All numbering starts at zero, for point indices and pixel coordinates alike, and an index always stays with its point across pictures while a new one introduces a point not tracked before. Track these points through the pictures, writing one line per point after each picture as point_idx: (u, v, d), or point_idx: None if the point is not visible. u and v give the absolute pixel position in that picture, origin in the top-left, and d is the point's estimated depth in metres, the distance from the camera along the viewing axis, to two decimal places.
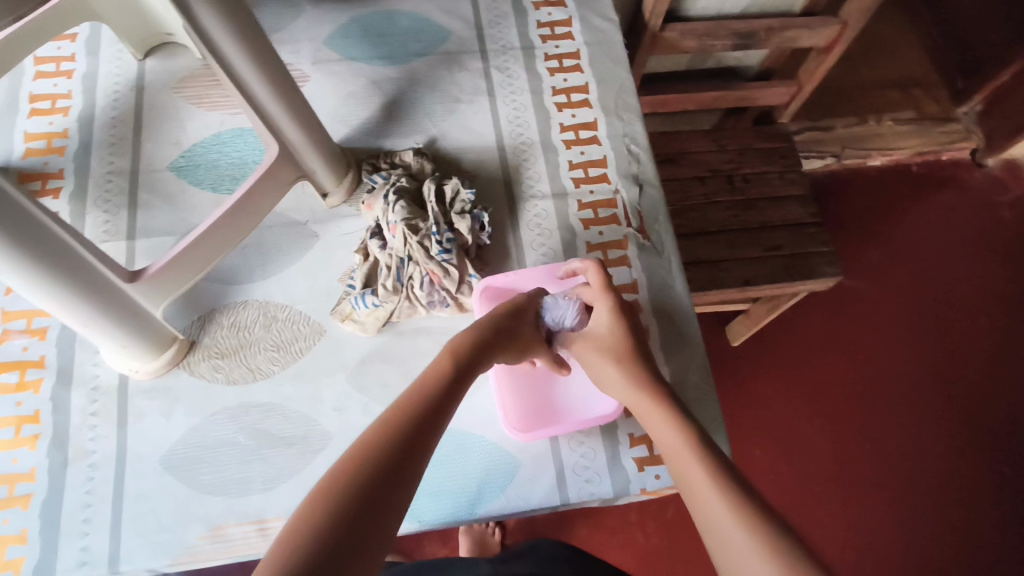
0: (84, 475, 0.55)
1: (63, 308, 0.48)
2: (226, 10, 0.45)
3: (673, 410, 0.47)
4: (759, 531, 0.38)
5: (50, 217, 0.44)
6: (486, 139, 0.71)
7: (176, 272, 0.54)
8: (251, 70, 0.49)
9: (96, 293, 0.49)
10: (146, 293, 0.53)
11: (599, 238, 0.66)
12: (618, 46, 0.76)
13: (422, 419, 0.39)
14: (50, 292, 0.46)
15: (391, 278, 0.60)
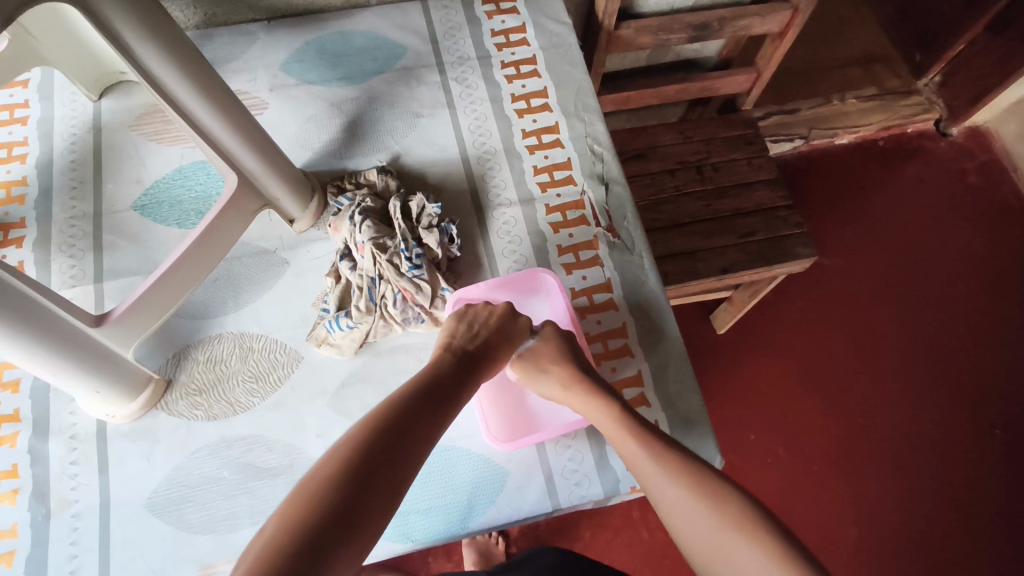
0: (68, 526, 0.54)
1: (33, 363, 0.48)
2: (169, 48, 0.45)
3: (596, 393, 0.51)
4: (692, 481, 0.43)
5: (9, 273, 0.43)
6: (450, 151, 0.71)
7: (144, 312, 0.54)
8: (204, 106, 0.49)
9: (64, 339, 0.48)
10: (115, 336, 0.53)
11: (569, 241, 0.66)
12: (573, 48, 0.77)
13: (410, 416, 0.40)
14: (20, 347, 0.45)
15: (364, 298, 0.60)
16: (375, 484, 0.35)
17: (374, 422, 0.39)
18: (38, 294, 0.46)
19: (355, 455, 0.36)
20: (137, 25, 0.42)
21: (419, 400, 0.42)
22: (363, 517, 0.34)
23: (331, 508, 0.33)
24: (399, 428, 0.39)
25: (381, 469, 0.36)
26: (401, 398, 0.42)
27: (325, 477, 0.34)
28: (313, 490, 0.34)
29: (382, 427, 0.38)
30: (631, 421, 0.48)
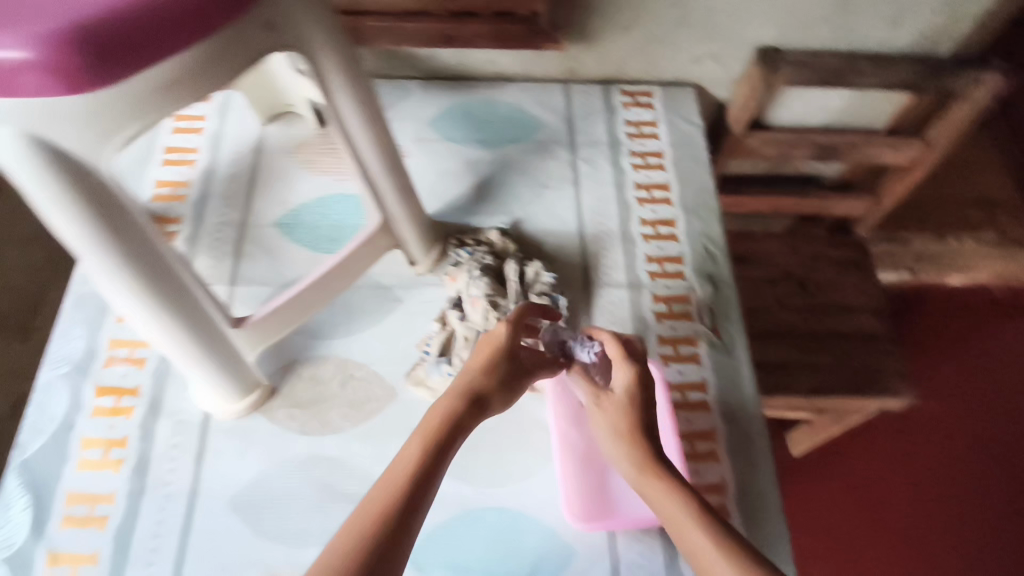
0: (158, 505, 0.58)
1: (178, 350, 0.52)
2: (363, 100, 0.49)
3: (644, 447, 0.46)
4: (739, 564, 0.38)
5: (186, 269, 0.48)
6: (568, 225, 0.74)
7: (274, 322, 0.59)
8: (375, 153, 0.54)
9: (207, 334, 0.52)
10: (246, 338, 0.58)
11: (671, 333, 0.67)
12: (701, 149, 0.80)
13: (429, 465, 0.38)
14: (173, 335, 0.50)
15: (468, 349, 0.63)
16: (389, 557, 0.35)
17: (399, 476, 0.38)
18: (197, 287, 0.50)
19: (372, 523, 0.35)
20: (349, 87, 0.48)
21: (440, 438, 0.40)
22: None
23: None
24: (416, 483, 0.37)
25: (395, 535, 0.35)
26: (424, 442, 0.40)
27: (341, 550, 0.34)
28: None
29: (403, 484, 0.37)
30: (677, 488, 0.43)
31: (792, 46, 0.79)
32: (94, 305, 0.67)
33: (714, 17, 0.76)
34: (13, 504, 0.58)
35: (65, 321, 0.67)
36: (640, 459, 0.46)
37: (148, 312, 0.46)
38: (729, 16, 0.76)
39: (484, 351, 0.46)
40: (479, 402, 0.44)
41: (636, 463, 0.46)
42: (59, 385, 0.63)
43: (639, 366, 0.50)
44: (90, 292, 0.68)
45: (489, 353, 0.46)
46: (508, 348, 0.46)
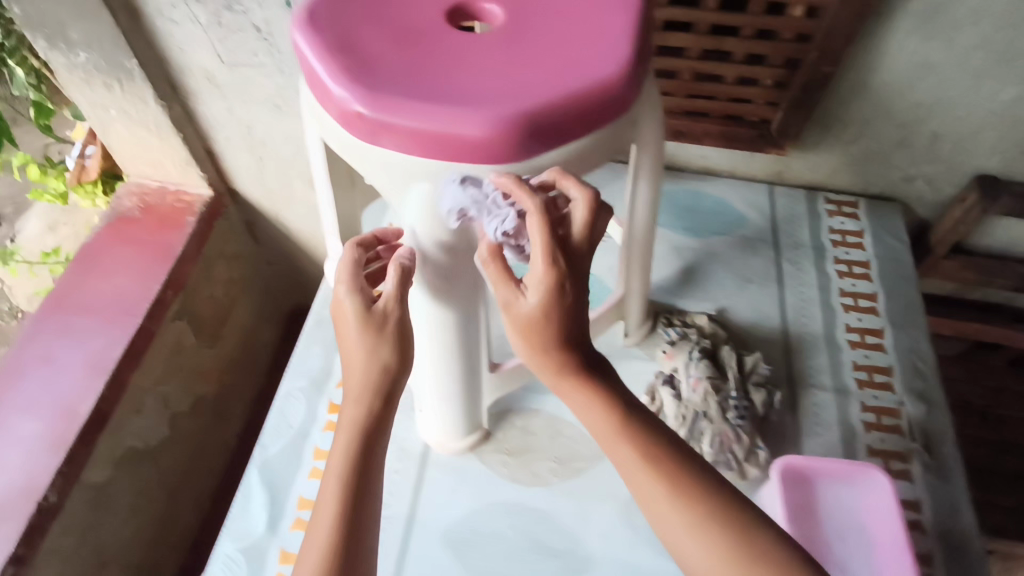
0: (378, 525, 0.62)
1: (447, 379, 0.60)
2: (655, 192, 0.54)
3: (601, 393, 0.41)
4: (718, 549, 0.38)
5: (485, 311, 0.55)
6: (772, 320, 0.76)
7: (517, 373, 0.64)
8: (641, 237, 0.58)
9: (473, 369, 0.60)
10: (493, 382, 0.63)
11: (880, 445, 0.67)
12: (908, 266, 0.81)
13: (366, 455, 0.42)
14: (453, 364, 0.58)
15: (685, 427, 0.64)
16: (357, 547, 0.40)
17: (350, 461, 0.42)
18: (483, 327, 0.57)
19: (336, 516, 0.40)
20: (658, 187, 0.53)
21: (366, 419, 0.43)
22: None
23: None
24: (361, 471, 0.42)
25: (354, 523, 0.40)
26: (357, 423, 0.43)
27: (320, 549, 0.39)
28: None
29: (355, 472, 0.41)
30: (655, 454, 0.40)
31: (1013, 178, 0.79)
32: (332, 329, 0.74)
33: (939, 142, 0.78)
34: (253, 498, 0.63)
35: (305, 337, 0.74)
36: (645, 475, 0.40)
37: (448, 338, 0.55)
38: (955, 142, 0.77)
39: (354, 352, 0.45)
40: (385, 414, 0.44)
41: (638, 474, 0.40)
42: (297, 396, 0.70)
43: (558, 273, 0.38)
44: (330, 316, 0.75)
45: (378, 352, 0.44)
46: (403, 331, 0.45)
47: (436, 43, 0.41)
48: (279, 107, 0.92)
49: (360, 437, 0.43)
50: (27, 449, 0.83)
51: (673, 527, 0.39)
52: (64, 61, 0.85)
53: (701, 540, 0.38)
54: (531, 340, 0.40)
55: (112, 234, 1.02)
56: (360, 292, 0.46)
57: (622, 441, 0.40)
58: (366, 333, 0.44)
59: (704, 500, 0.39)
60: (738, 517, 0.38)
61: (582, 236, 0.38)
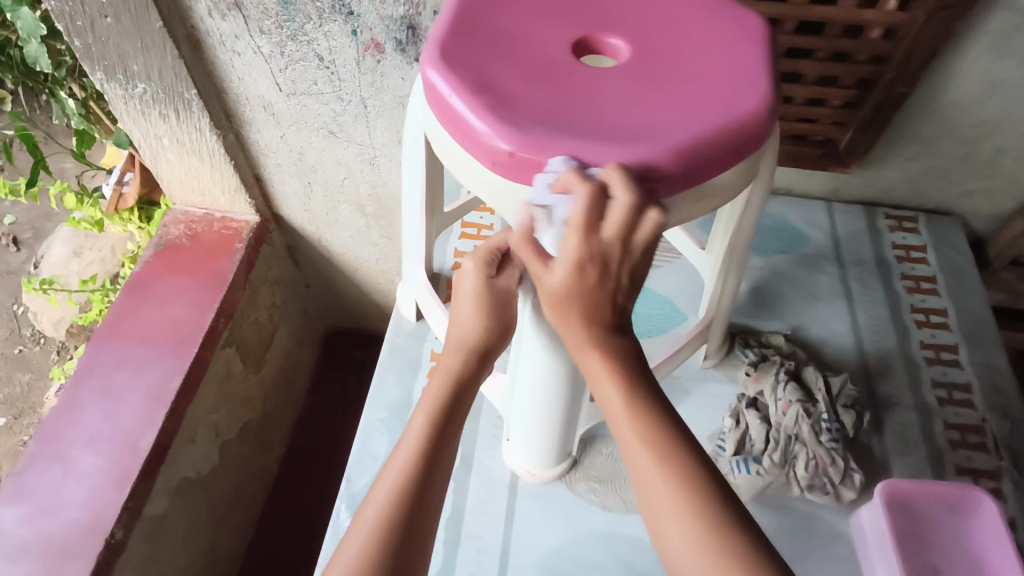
0: (472, 557, 0.61)
1: (549, 407, 0.58)
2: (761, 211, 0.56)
3: (631, 383, 0.37)
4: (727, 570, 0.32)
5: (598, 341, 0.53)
6: (846, 340, 0.76)
7: None
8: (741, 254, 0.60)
9: (576, 399, 0.58)
10: (592, 410, 0.63)
11: (968, 463, 0.67)
12: (975, 280, 0.81)
13: (450, 405, 0.44)
14: (557, 392, 0.56)
15: (779, 451, 0.63)
16: (428, 485, 0.40)
17: (438, 406, 0.43)
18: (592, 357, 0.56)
19: (416, 452, 0.41)
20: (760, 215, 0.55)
21: (463, 374, 0.45)
22: (418, 526, 0.39)
23: (401, 514, 0.38)
24: (448, 418, 0.43)
25: (434, 463, 0.41)
26: (454, 376, 0.45)
27: (395, 486, 0.39)
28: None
29: (438, 417, 0.43)
30: (672, 455, 0.36)
31: None
32: (408, 357, 0.74)
33: (1003, 158, 0.78)
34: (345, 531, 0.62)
35: (381, 367, 0.74)
36: (628, 425, 0.37)
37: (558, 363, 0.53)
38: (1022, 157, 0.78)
39: (463, 310, 0.47)
40: (475, 378, 0.46)
41: (653, 479, 0.35)
42: (379, 427, 0.69)
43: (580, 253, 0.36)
44: (404, 344, 0.75)
45: (485, 315, 0.47)
46: (510, 302, 0.48)
47: (573, 76, 0.40)
48: (333, 134, 0.91)
49: (452, 389, 0.44)
50: (92, 484, 0.82)
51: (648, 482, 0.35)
52: (120, 92, 0.84)
53: (676, 504, 0.34)
54: (566, 312, 0.38)
55: (163, 261, 0.99)
56: (485, 265, 0.48)
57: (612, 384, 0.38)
58: (481, 298, 0.47)
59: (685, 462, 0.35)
60: (714, 489, 0.34)
61: (614, 240, 0.36)
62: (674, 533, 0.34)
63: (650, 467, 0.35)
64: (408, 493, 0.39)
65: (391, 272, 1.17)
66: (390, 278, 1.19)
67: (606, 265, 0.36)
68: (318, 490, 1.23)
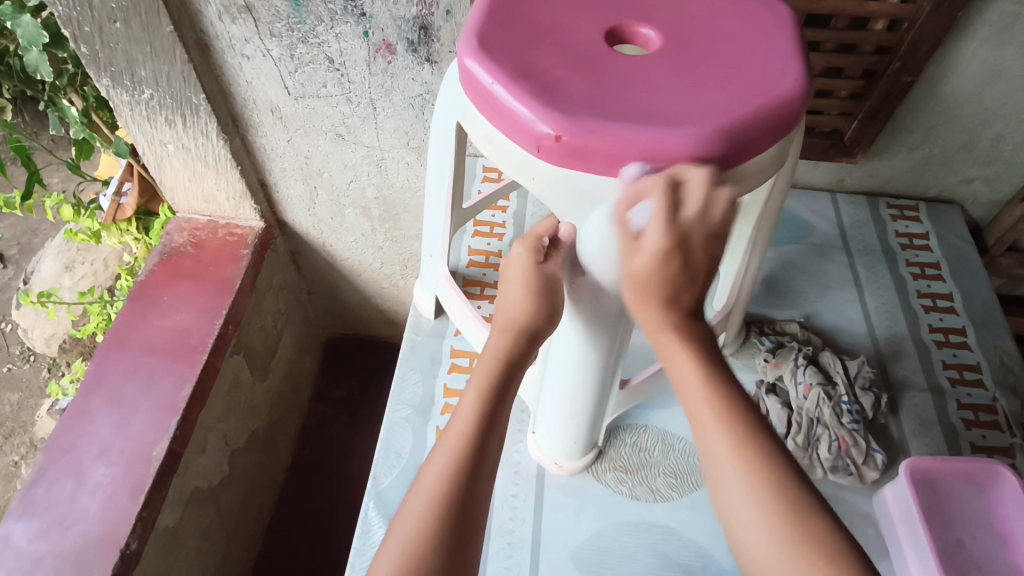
0: (505, 551, 0.61)
1: (579, 400, 0.58)
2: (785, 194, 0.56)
3: (695, 344, 0.42)
4: (780, 512, 0.36)
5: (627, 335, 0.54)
6: (858, 326, 0.77)
7: (643, 389, 0.65)
8: (762, 241, 0.61)
9: (606, 391, 0.58)
10: (620, 398, 0.64)
11: (983, 441, 0.68)
12: (977, 265, 0.83)
13: (505, 379, 0.45)
14: (588, 384, 0.56)
15: (802, 435, 0.64)
16: (486, 451, 0.42)
17: (492, 379, 0.45)
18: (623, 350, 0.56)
19: (474, 420, 0.42)
20: (782, 204, 0.57)
21: (512, 352, 0.47)
22: (475, 488, 0.40)
23: (462, 477, 0.40)
24: (500, 391, 0.45)
25: (491, 433, 0.42)
26: (504, 353, 0.46)
27: (457, 449, 0.41)
28: (415, 530, 0.38)
29: (493, 389, 0.44)
30: (726, 412, 0.39)
31: None
32: (428, 354, 0.75)
33: (1000, 145, 0.81)
34: (374, 529, 0.62)
35: (401, 365, 0.74)
36: (701, 397, 0.40)
37: (591, 354, 0.53)
38: (1017, 144, 0.80)
39: (512, 289, 0.48)
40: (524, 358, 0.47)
41: (711, 438, 0.39)
42: (403, 425, 0.69)
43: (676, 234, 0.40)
44: (424, 342, 0.76)
45: (532, 298, 0.47)
46: (557, 287, 0.47)
47: (610, 65, 0.44)
48: (341, 137, 0.91)
49: (503, 364, 0.46)
50: (107, 495, 0.80)
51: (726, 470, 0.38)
52: (126, 98, 0.82)
53: (748, 483, 0.37)
54: (645, 292, 0.41)
55: (167, 270, 0.97)
56: (536, 250, 0.48)
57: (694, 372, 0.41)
58: (531, 279, 0.47)
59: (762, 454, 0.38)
60: (797, 483, 0.37)
61: (716, 223, 0.41)
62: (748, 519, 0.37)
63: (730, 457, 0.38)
64: (468, 457, 0.41)
65: (394, 276, 1.16)
66: (393, 281, 1.18)
67: (690, 254, 0.40)
68: (328, 499, 1.19)
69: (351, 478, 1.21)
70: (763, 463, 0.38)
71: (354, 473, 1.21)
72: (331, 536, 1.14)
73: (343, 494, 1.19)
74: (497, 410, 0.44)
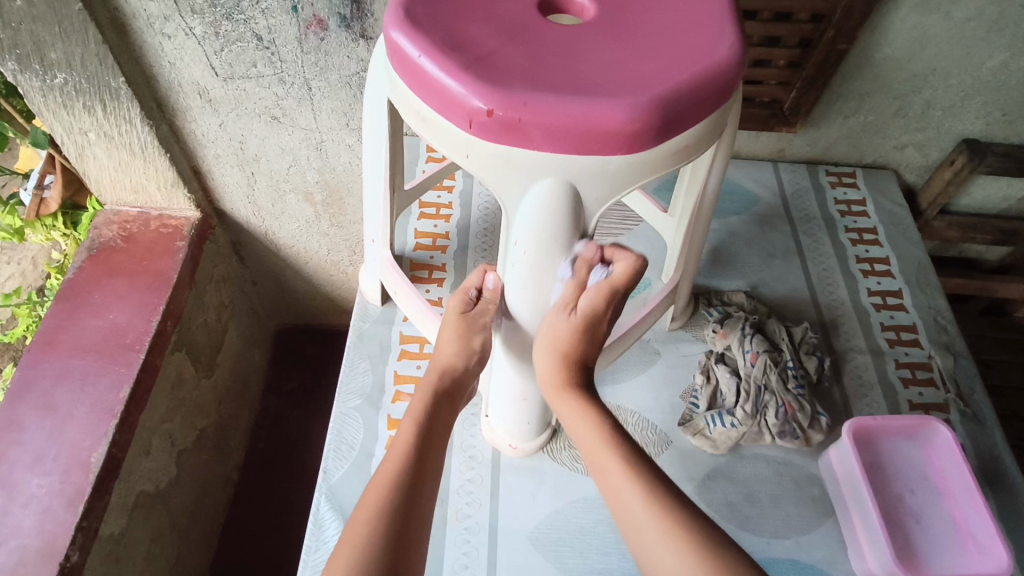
0: (462, 536, 0.61)
1: (526, 390, 0.58)
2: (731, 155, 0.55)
3: (592, 408, 0.51)
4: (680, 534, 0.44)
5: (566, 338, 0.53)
6: (801, 293, 0.79)
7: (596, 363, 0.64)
8: (708, 211, 0.60)
9: None
10: None
11: (920, 398, 0.71)
12: (911, 229, 0.86)
13: (434, 412, 0.51)
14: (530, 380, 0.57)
15: (750, 403, 0.65)
16: (425, 469, 0.47)
17: (423, 413, 0.50)
18: None
19: (409, 444, 0.48)
20: (721, 184, 0.57)
21: (444, 390, 0.52)
22: (416, 500, 0.45)
23: (400, 489, 0.45)
24: (433, 421, 0.50)
25: (429, 454, 0.48)
26: (436, 390, 0.52)
27: (394, 467, 0.46)
28: (364, 533, 0.42)
29: (423, 421, 0.50)
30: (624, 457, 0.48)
31: (994, 141, 0.86)
32: (377, 341, 0.73)
33: (930, 110, 0.83)
34: (326, 524, 0.60)
35: (350, 354, 0.72)
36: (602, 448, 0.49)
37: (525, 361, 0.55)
38: (946, 109, 0.83)
39: (446, 338, 0.54)
40: (459, 391, 0.54)
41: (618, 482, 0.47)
42: (353, 415, 0.68)
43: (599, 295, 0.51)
44: (371, 329, 0.74)
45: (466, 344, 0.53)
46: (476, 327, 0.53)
47: (543, 36, 0.43)
48: (276, 120, 0.87)
49: (434, 400, 0.52)
50: (42, 508, 0.75)
51: (657, 540, 0.45)
52: (37, 84, 0.75)
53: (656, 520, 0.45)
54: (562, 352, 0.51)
55: (96, 266, 0.91)
56: (465, 302, 0.54)
57: (619, 468, 0.48)
58: (459, 328, 0.53)
59: (689, 526, 0.44)
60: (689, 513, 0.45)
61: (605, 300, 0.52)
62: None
63: (658, 531, 0.45)
64: (407, 473, 0.46)
65: (342, 262, 1.13)
66: (341, 268, 1.15)
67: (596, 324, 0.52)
68: (283, 496, 1.16)
69: (308, 471, 1.18)
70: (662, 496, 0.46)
71: (310, 466, 1.18)
72: (289, 531, 1.11)
73: (298, 488, 1.16)
74: (432, 435, 0.49)
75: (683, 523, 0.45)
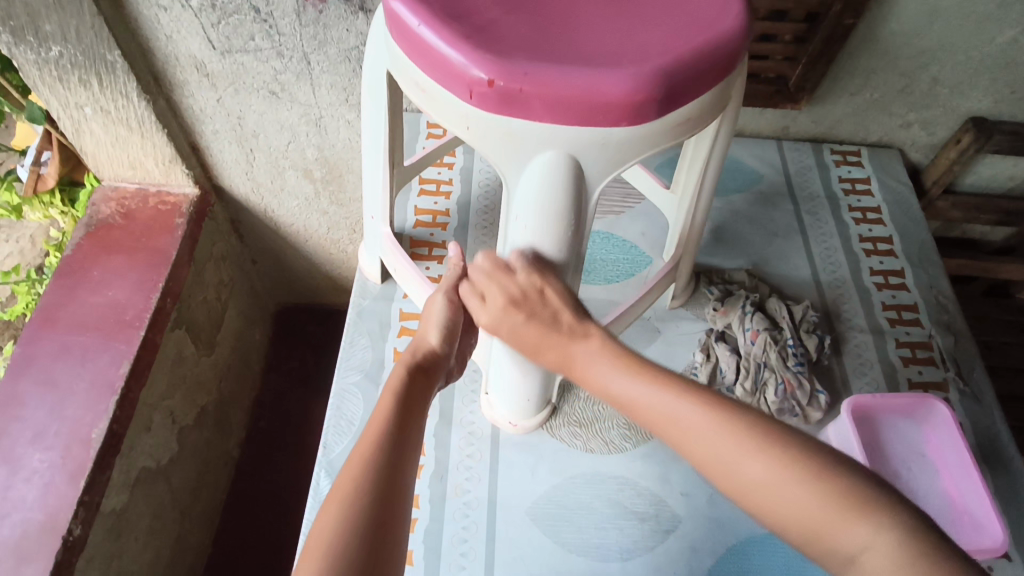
0: (461, 511, 0.61)
1: (524, 368, 0.58)
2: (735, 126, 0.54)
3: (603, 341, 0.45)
4: (736, 431, 0.39)
5: None
6: (802, 272, 0.78)
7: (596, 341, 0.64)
8: (711, 183, 0.59)
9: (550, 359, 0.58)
10: None
11: (919, 376, 0.71)
12: (915, 209, 0.85)
13: (417, 374, 0.48)
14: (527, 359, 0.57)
15: (750, 379, 0.66)
16: (412, 428, 0.44)
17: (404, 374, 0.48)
18: None
19: (391, 402, 0.45)
20: (726, 154, 0.56)
21: (426, 357, 0.50)
22: (403, 457, 0.42)
23: (385, 445, 0.42)
24: (415, 382, 0.48)
25: (415, 413, 0.45)
26: (417, 356, 0.50)
27: (377, 425, 0.43)
28: (350, 489, 0.39)
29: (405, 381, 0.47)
30: (657, 381, 0.42)
31: (1001, 120, 0.84)
32: (376, 319, 0.73)
33: (937, 88, 0.82)
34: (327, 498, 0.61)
35: (349, 331, 0.72)
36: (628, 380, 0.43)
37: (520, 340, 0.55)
38: (953, 87, 0.81)
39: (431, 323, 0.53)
40: (437, 366, 0.51)
41: (658, 408, 0.42)
42: (353, 391, 0.68)
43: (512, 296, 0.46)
44: (370, 306, 0.74)
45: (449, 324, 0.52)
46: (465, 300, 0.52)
47: (546, 6, 0.42)
48: (274, 95, 0.86)
49: (414, 363, 0.49)
50: (44, 482, 0.76)
51: (718, 446, 0.39)
52: (32, 57, 0.75)
53: (710, 423, 0.40)
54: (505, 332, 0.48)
55: (95, 243, 0.91)
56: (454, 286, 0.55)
57: (650, 392, 0.42)
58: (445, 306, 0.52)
59: (739, 416, 0.40)
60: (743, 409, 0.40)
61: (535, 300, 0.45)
62: (756, 479, 0.38)
63: (715, 434, 0.39)
64: (393, 432, 0.43)
65: (342, 241, 1.13)
66: (341, 247, 1.14)
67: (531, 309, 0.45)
68: (282, 473, 1.16)
69: (306, 450, 1.19)
70: (706, 398, 0.41)
71: (309, 444, 1.19)
72: (288, 509, 1.12)
73: (298, 466, 1.17)
74: (416, 395, 0.47)
75: (737, 420, 0.39)
